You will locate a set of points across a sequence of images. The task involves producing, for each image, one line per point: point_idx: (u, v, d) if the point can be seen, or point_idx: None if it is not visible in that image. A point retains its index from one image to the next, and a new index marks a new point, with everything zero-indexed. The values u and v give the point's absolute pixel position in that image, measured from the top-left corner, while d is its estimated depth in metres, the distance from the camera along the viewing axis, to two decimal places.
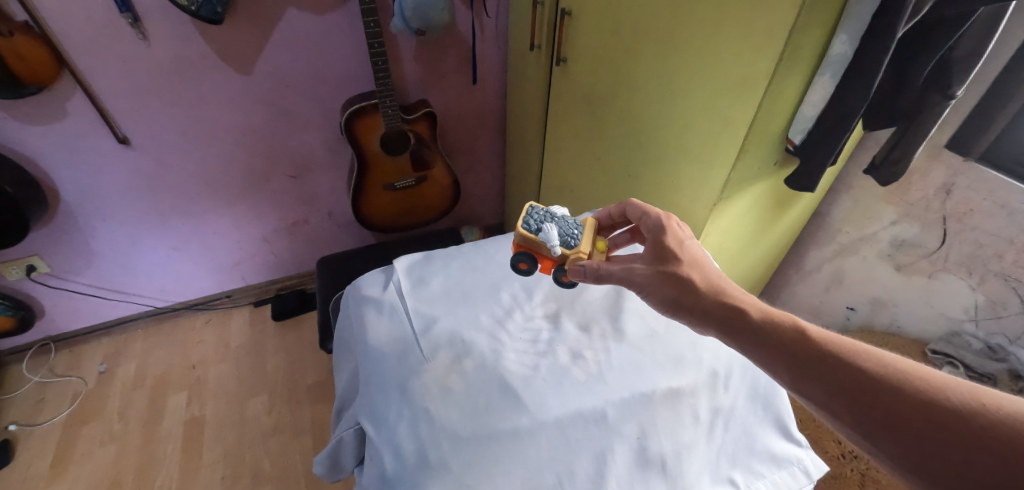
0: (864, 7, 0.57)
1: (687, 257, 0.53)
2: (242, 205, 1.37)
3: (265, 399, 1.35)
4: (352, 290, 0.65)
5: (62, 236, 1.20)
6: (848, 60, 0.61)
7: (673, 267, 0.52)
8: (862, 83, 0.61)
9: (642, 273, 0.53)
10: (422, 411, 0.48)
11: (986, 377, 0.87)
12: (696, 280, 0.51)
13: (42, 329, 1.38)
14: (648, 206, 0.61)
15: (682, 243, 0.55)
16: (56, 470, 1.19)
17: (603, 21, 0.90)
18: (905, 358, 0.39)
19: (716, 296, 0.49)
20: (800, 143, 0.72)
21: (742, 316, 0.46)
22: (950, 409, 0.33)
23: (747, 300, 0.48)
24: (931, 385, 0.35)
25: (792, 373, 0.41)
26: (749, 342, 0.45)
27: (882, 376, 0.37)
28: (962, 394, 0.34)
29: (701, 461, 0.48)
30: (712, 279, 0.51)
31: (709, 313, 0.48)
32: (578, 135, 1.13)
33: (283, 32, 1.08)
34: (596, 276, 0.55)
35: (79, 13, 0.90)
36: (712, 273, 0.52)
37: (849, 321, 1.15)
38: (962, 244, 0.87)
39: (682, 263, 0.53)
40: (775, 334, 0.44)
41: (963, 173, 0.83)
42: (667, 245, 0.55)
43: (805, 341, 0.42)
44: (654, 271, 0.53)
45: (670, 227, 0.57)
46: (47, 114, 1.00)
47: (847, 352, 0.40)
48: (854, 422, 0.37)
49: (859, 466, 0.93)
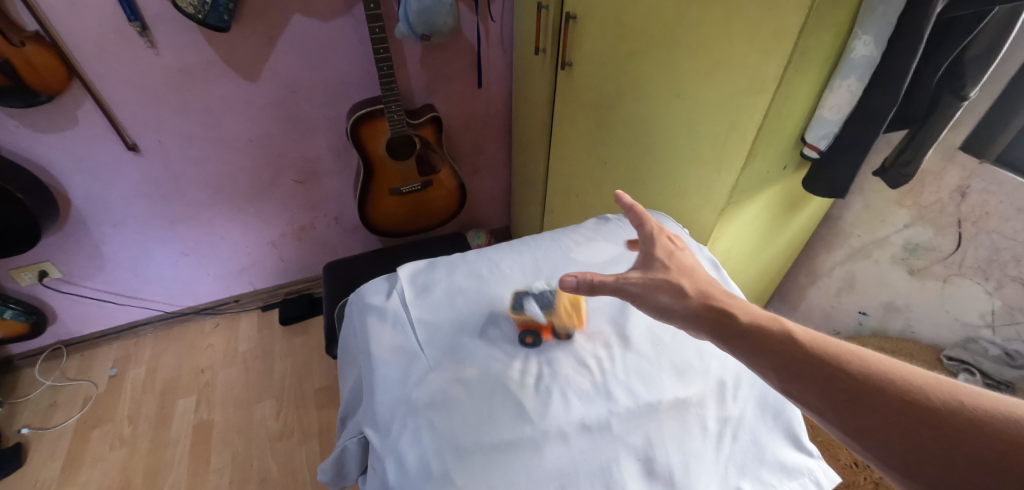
0: (889, 7, 0.55)
1: (676, 266, 0.52)
2: (248, 211, 1.38)
3: (273, 404, 1.36)
4: (355, 298, 0.65)
5: (73, 241, 1.22)
6: (875, 61, 0.60)
7: (662, 276, 0.51)
8: (893, 82, 0.60)
9: (636, 282, 0.50)
10: (425, 421, 0.48)
11: (1004, 384, 0.85)
12: (685, 286, 0.49)
13: (54, 334, 1.40)
14: (647, 215, 0.57)
15: (671, 254, 0.53)
16: (67, 473, 1.20)
17: (608, 24, 0.89)
18: (885, 356, 0.38)
19: (703, 301, 0.47)
20: (825, 148, 0.70)
21: (730, 322, 0.44)
22: (929, 408, 0.32)
23: (735, 304, 0.46)
24: (913, 384, 0.34)
25: (780, 376, 0.39)
26: (738, 345, 0.43)
27: (864, 376, 0.36)
28: (942, 392, 0.33)
29: (710, 471, 0.48)
30: (703, 286, 0.49)
31: (699, 317, 0.46)
32: (585, 138, 1.12)
33: (290, 39, 1.09)
34: (590, 287, 0.50)
35: (89, 22, 0.91)
36: (703, 281, 0.50)
37: (861, 326, 1.13)
38: (978, 249, 0.85)
39: (671, 271, 0.51)
40: (763, 337, 0.42)
41: (979, 175, 0.81)
42: (655, 256, 0.53)
43: (790, 343, 0.40)
44: (646, 279, 0.50)
45: (659, 239, 0.55)
46: (58, 121, 1.01)
47: (832, 353, 0.38)
48: (842, 424, 0.35)
49: (872, 474, 0.92)
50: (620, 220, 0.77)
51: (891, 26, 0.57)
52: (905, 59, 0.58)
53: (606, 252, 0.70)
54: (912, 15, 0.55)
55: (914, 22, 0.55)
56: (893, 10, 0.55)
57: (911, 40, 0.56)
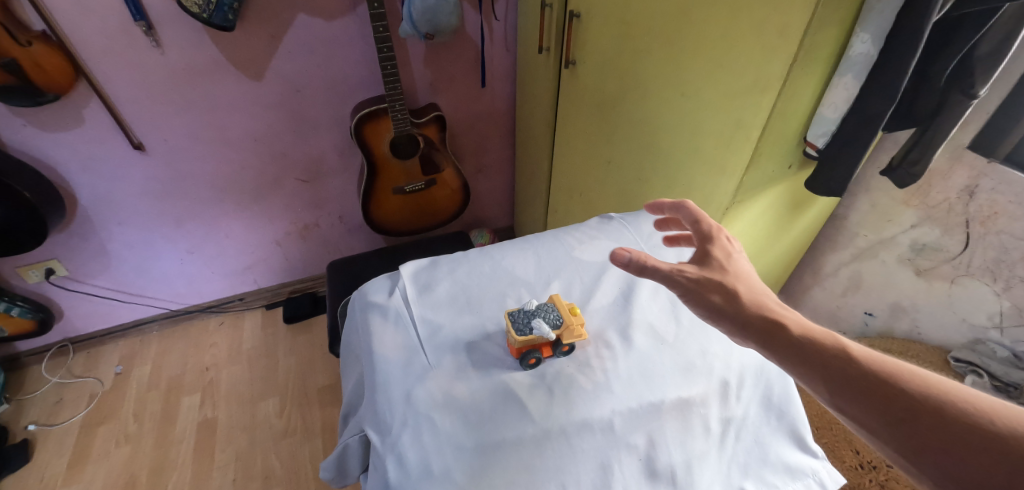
0: (887, 5, 0.54)
1: (733, 269, 0.49)
2: (253, 210, 1.38)
3: (276, 401, 1.37)
4: (357, 296, 0.65)
5: (80, 239, 1.23)
6: (873, 58, 0.59)
7: (717, 275, 0.47)
8: (889, 85, 0.59)
9: (691, 276, 0.47)
10: (426, 420, 0.47)
11: (1011, 385, 0.85)
12: (740, 291, 0.46)
13: (61, 331, 1.42)
14: (703, 213, 0.54)
15: (729, 256, 0.50)
16: (73, 469, 1.21)
17: (612, 24, 0.89)
18: (947, 377, 0.36)
19: (757, 309, 0.44)
20: (823, 146, 0.69)
21: (780, 332, 0.42)
22: (995, 433, 0.31)
23: (783, 313, 0.44)
24: (975, 407, 0.33)
25: (827, 388, 0.38)
26: (790, 358, 0.41)
27: (924, 396, 0.34)
28: (1006, 417, 0.31)
29: (712, 472, 0.48)
30: (757, 293, 0.46)
31: (749, 325, 0.43)
32: (588, 137, 1.12)
33: (294, 38, 1.10)
34: (640, 268, 0.46)
35: (95, 22, 0.92)
36: (757, 287, 0.47)
37: (867, 327, 1.12)
38: (986, 249, 0.84)
39: (728, 273, 0.48)
40: (814, 349, 0.40)
41: (987, 175, 0.80)
42: (713, 254, 0.50)
43: (844, 357, 0.38)
44: (702, 277, 0.47)
45: (719, 238, 0.52)
46: (65, 120, 1.02)
47: (890, 370, 0.37)
48: (894, 442, 0.34)
49: (878, 476, 0.92)
50: (624, 219, 0.77)
51: (890, 23, 0.56)
52: (901, 59, 0.56)
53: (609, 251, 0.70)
54: (910, 13, 0.53)
55: (912, 19, 0.53)
56: (890, 7, 0.54)
57: (909, 38, 0.54)
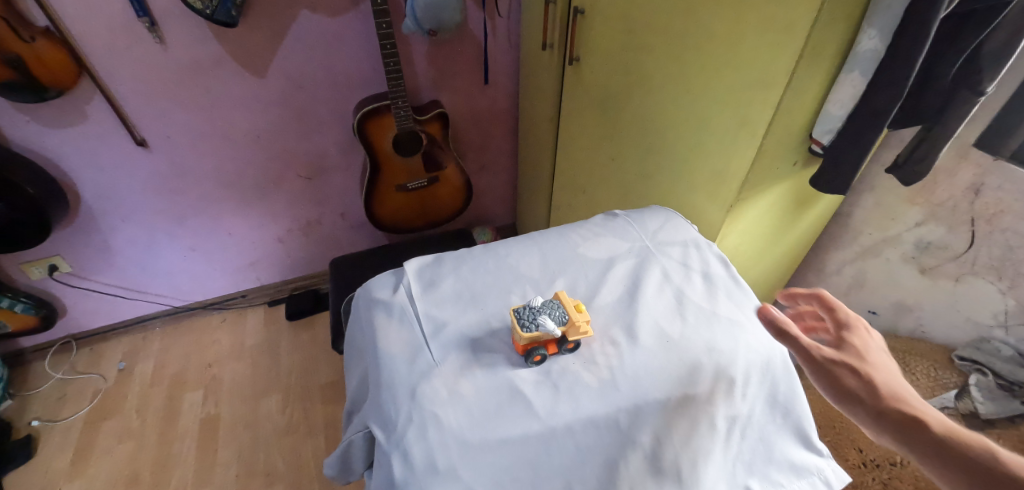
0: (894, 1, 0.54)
1: (875, 360, 0.44)
2: (255, 207, 1.38)
3: (279, 398, 1.37)
4: (362, 292, 0.65)
5: (83, 235, 1.23)
6: (880, 55, 0.58)
7: (856, 362, 0.44)
8: (895, 82, 0.58)
9: (829, 358, 0.44)
10: (430, 416, 0.47)
11: (1016, 384, 0.81)
12: (878, 382, 0.42)
13: (64, 327, 1.42)
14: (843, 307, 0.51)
15: (872, 347, 0.46)
16: (77, 465, 1.21)
17: (617, 20, 0.89)
18: None
19: (895, 403, 0.40)
20: (828, 143, 0.69)
21: (919, 427, 0.38)
22: None
23: (924, 409, 0.40)
24: None
25: None
26: (928, 457, 0.37)
27: None
28: None
29: (718, 469, 0.49)
30: (896, 387, 0.42)
31: (885, 417, 0.40)
32: (592, 135, 1.11)
33: (296, 34, 1.09)
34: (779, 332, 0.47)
35: (98, 18, 0.92)
36: (901, 384, 0.42)
37: (870, 325, 1.11)
38: (991, 247, 0.84)
39: (869, 362, 0.44)
40: (967, 457, 0.35)
41: (993, 172, 0.80)
42: (855, 343, 0.46)
43: (1005, 470, 0.33)
44: (841, 360, 0.44)
45: (861, 330, 0.48)
46: (69, 116, 1.02)
47: None
48: None
49: (881, 475, 0.91)
50: (628, 216, 0.76)
51: (897, 19, 0.55)
52: (907, 55, 0.56)
53: (614, 248, 0.69)
54: (916, 7, 0.53)
55: (920, 15, 0.53)
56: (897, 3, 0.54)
57: (917, 33, 0.54)
